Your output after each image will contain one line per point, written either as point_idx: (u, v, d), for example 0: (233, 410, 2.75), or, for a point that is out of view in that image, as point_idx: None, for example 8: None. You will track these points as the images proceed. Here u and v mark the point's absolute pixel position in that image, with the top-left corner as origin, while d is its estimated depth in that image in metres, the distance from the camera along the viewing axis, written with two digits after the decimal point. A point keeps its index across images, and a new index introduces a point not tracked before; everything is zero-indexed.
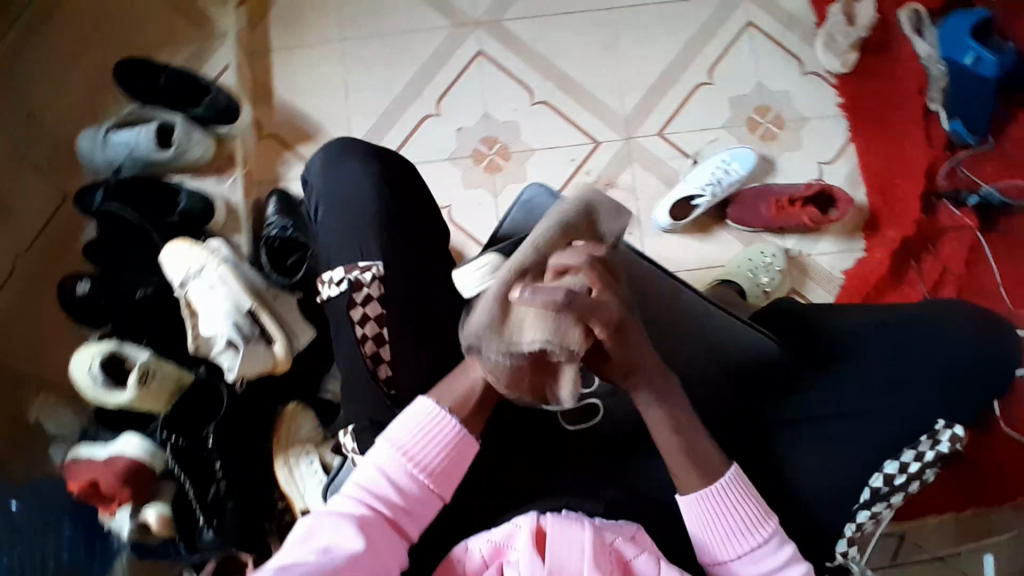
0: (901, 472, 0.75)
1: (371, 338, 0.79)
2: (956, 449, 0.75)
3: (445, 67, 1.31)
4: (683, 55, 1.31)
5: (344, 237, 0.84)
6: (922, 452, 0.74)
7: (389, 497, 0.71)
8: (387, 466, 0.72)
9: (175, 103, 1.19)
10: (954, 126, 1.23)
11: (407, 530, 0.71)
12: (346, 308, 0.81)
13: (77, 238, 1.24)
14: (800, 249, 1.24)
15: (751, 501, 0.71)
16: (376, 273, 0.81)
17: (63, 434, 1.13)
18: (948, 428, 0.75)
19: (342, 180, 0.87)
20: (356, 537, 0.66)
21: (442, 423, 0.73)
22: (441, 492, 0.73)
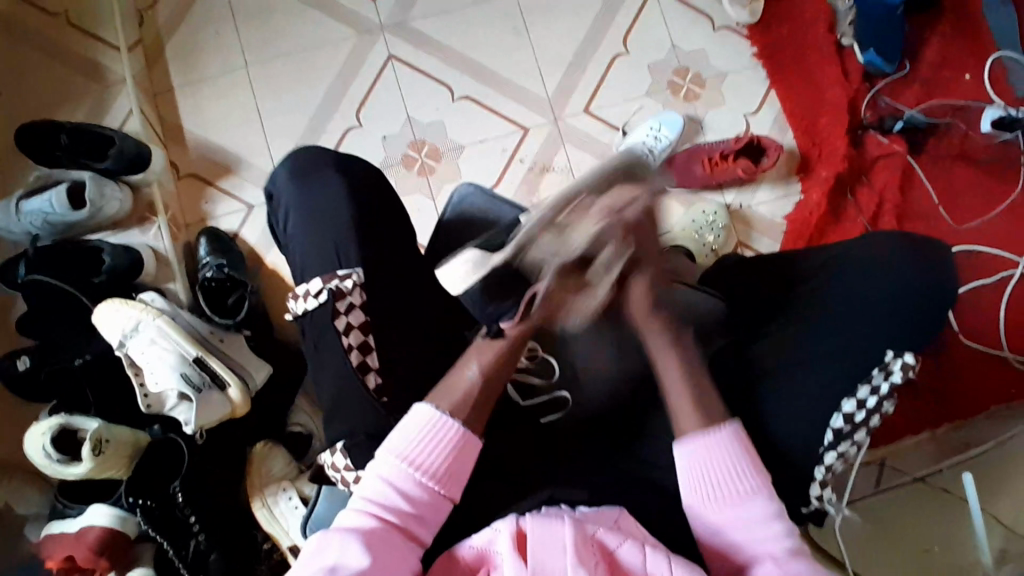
0: (861, 408, 0.77)
1: (357, 347, 0.79)
2: (909, 377, 0.77)
3: (358, 76, 1.28)
4: (595, 28, 1.30)
5: (320, 246, 0.82)
6: (876, 386, 0.77)
7: (398, 506, 0.70)
8: (392, 476, 0.71)
9: (82, 158, 1.13)
10: (869, 57, 1.25)
11: (419, 536, 0.70)
12: (330, 320, 0.79)
13: (10, 314, 1.19)
14: (740, 203, 1.25)
15: (746, 452, 0.74)
16: (357, 280, 0.80)
17: (33, 513, 1.11)
18: (898, 358, 0.77)
19: (318, 190, 0.85)
20: (364, 552, 0.65)
21: (443, 426, 0.74)
22: (451, 495, 0.73)
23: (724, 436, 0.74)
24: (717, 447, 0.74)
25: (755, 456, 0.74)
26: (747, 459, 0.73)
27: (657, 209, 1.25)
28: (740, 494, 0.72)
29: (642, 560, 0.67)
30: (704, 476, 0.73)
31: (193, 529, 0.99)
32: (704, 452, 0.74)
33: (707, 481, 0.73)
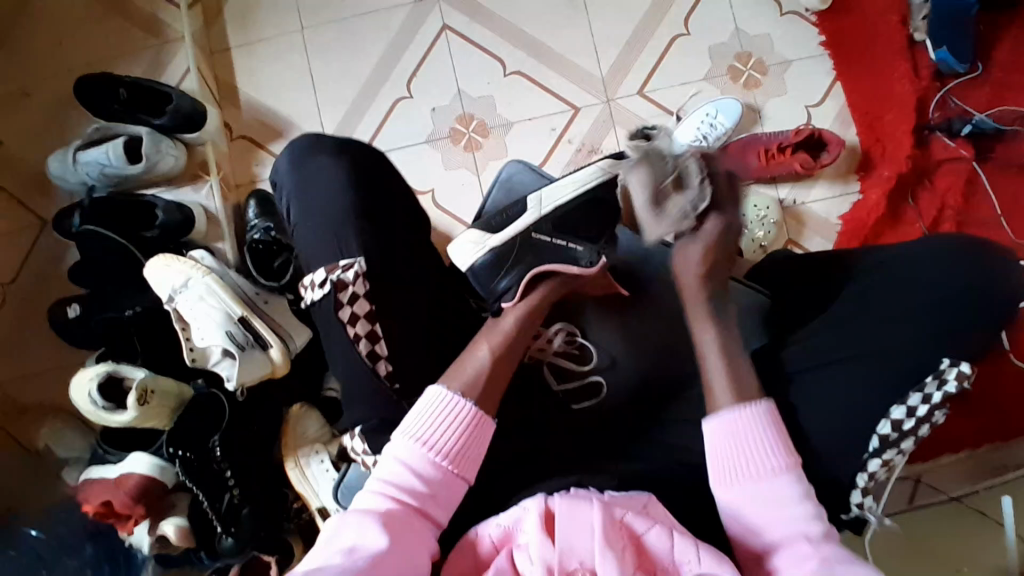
0: (910, 416, 0.73)
1: (365, 335, 0.80)
2: (963, 387, 0.73)
3: (411, 46, 1.27)
4: (656, 7, 1.26)
5: (325, 235, 0.82)
6: (928, 394, 0.72)
7: (415, 487, 0.70)
8: (408, 458, 0.71)
9: (140, 113, 1.15)
10: (942, 55, 1.18)
11: (435, 516, 0.70)
12: (333, 310, 0.80)
13: (61, 262, 1.23)
14: (795, 198, 1.21)
15: (779, 428, 0.72)
16: (359, 270, 0.81)
17: (75, 457, 1.15)
18: (954, 367, 0.72)
19: (316, 174, 0.85)
20: (381, 532, 0.64)
21: (455, 404, 0.74)
22: (465, 475, 0.72)
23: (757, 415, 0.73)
24: (746, 422, 0.72)
25: (787, 434, 0.72)
26: (779, 437, 0.71)
27: None
28: (766, 470, 0.69)
29: (671, 546, 0.65)
30: (731, 448, 0.72)
31: (228, 482, 1.01)
32: (730, 423, 0.73)
33: (731, 453, 0.71)
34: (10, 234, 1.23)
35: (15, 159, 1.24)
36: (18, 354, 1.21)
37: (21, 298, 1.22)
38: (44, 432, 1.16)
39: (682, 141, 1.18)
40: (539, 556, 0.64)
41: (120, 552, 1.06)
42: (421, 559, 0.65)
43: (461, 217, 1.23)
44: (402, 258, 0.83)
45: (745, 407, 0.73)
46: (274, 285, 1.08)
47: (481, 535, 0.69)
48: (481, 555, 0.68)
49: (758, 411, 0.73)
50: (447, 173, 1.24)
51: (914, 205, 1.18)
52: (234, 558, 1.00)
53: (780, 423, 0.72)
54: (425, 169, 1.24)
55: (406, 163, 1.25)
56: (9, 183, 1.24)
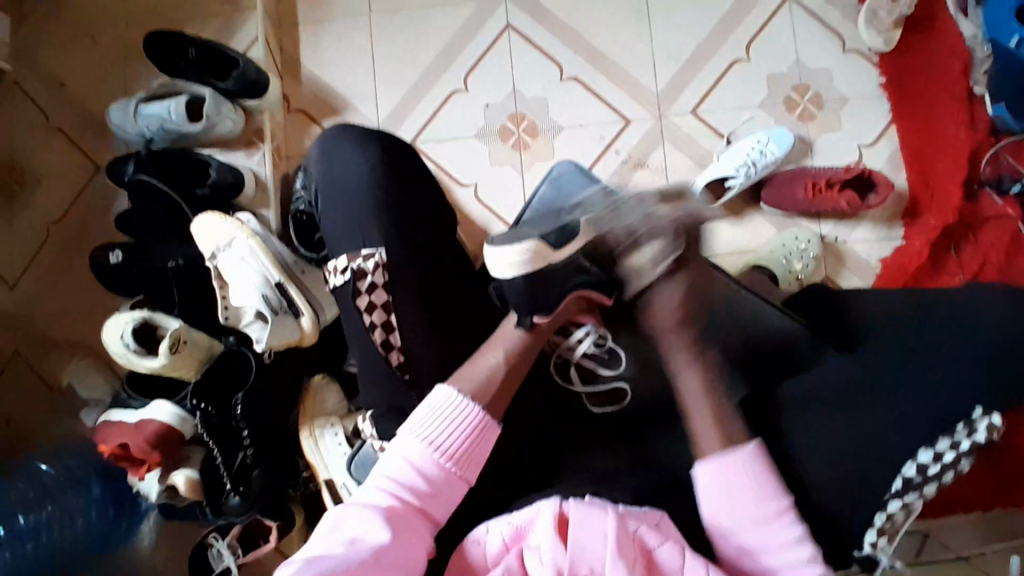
0: (936, 461, 0.68)
1: (380, 325, 0.78)
2: (992, 439, 0.68)
3: (473, 40, 1.29)
4: (720, 30, 1.27)
5: (349, 226, 0.82)
6: (958, 442, 0.67)
7: (417, 486, 0.68)
8: (414, 458, 0.69)
9: (206, 75, 1.17)
10: (999, 110, 1.16)
11: (435, 515, 0.68)
12: (352, 297, 0.78)
13: (109, 209, 1.26)
14: (836, 235, 1.20)
15: (769, 474, 0.69)
16: (379, 261, 0.79)
17: (97, 398, 1.18)
18: (986, 418, 0.67)
19: (344, 163, 0.85)
20: (385, 527, 0.63)
21: (464, 409, 0.71)
22: (466, 476, 0.70)
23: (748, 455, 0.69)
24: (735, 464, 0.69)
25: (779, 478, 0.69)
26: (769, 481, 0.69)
27: (745, 226, 1.22)
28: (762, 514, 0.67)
29: (680, 565, 0.63)
30: (721, 499, 0.69)
31: (243, 441, 1.02)
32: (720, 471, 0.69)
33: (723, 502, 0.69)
34: (65, 177, 1.27)
35: (79, 104, 1.28)
36: (53, 293, 1.24)
37: (64, 239, 1.25)
38: (69, 370, 1.20)
39: (730, 164, 1.18)
40: (550, 559, 0.61)
41: (127, 499, 1.09)
42: (419, 556, 0.65)
43: (501, 214, 1.24)
44: (442, 246, 0.83)
45: (731, 453, 0.69)
46: (314, 256, 1.08)
47: (489, 534, 0.65)
48: (488, 553, 0.65)
49: (744, 455, 0.69)
50: (492, 169, 1.25)
51: (957, 259, 1.17)
52: (240, 517, 1.03)
53: (769, 464, 0.69)
54: (470, 162, 1.26)
55: (453, 154, 1.26)
56: (71, 127, 1.28)
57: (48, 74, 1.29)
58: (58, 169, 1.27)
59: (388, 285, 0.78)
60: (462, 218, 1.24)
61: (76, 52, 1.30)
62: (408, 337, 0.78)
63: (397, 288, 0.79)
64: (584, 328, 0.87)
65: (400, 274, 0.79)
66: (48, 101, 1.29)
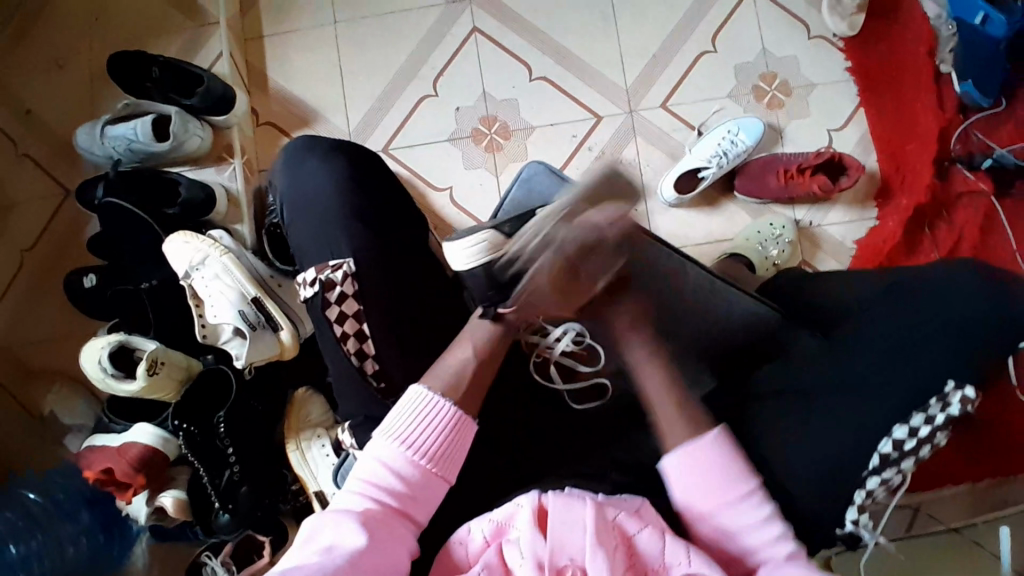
0: (912, 436, 0.69)
1: (353, 334, 0.77)
2: (967, 412, 0.69)
3: (441, 45, 1.29)
4: (685, 22, 1.27)
5: (318, 238, 0.81)
6: (931, 415, 0.68)
7: (394, 488, 0.67)
8: (389, 459, 0.68)
9: (172, 93, 1.16)
10: (966, 88, 1.17)
11: (415, 515, 0.67)
12: (321, 310, 0.78)
13: (81, 233, 1.24)
14: (811, 219, 1.22)
15: (736, 457, 0.69)
16: (348, 270, 0.78)
17: (79, 424, 1.17)
18: (958, 389, 0.68)
19: (309, 177, 0.85)
20: (360, 532, 0.63)
21: (436, 405, 0.70)
22: (445, 474, 0.69)
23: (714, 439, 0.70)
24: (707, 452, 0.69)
25: (745, 460, 0.69)
26: (736, 462, 0.69)
27: (721, 215, 1.22)
28: (730, 497, 0.68)
29: (661, 548, 0.63)
30: (695, 481, 0.69)
31: (229, 459, 1.01)
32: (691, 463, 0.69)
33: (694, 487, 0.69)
34: (35, 203, 1.25)
35: (45, 127, 1.27)
36: (29, 320, 1.22)
37: (38, 266, 1.24)
38: (49, 398, 1.18)
39: (701, 156, 1.19)
40: (529, 551, 0.61)
41: (116, 522, 1.08)
42: (400, 558, 0.64)
43: (478, 217, 1.24)
44: (412, 252, 0.83)
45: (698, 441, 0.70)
46: (290, 269, 1.09)
47: (472, 533, 0.65)
48: (470, 551, 0.64)
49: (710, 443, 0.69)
50: (467, 172, 1.25)
51: (931, 236, 1.18)
52: (230, 535, 1.03)
53: (733, 450, 0.70)
54: (445, 166, 1.26)
55: (427, 159, 1.26)
56: (38, 152, 1.26)
57: (12, 100, 1.28)
58: (27, 195, 1.25)
59: (359, 293, 0.78)
60: (439, 222, 1.24)
61: (40, 77, 1.28)
62: (384, 343, 0.78)
63: (370, 295, 0.78)
64: (561, 328, 0.89)
65: (373, 281, 0.79)
66: (14, 127, 1.27)
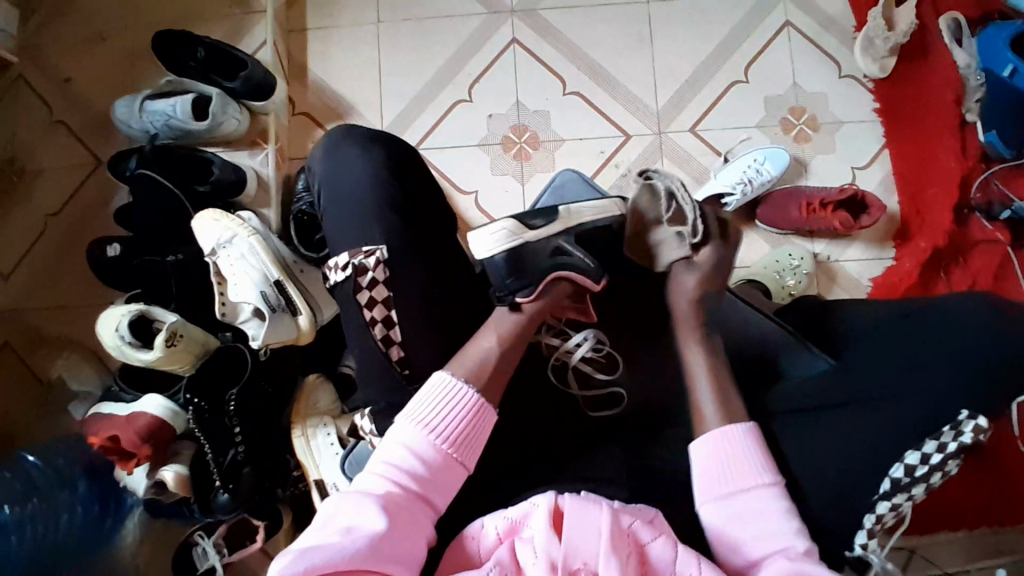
0: (923, 463, 0.68)
1: (380, 320, 0.78)
2: (978, 442, 0.69)
3: (478, 53, 1.32)
4: (719, 52, 1.30)
5: (353, 224, 0.82)
6: (945, 443, 0.68)
7: (416, 471, 0.68)
8: (412, 442, 0.69)
9: (213, 74, 1.18)
10: (990, 138, 1.20)
11: (435, 501, 0.68)
12: (353, 293, 0.79)
13: (109, 204, 1.26)
14: (829, 254, 1.23)
15: (763, 453, 0.70)
16: (380, 257, 0.80)
17: (85, 392, 1.17)
18: (971, 419, 0.68)
19: (346, 164, 0.86)
20: (380, 516, 0.63)
21: (459, 392, 0.71)
22: (464, 460, 0.70)
23: (748, 429, 0.72)
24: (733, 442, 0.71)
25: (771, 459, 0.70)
26: (762, 459, 0.70)
27: (741, 242, 1.24)
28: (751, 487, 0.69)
29: (673, 557, 0.63)
30: (714, 466, 0.71)
31: (235, 438, 1.02)
32: (718, 444, 0.71)
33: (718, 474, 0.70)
34: (64, 171, 1.27)
35: (85, 98, 1.29)
36: (49, 286, 1.23)
37: (63, 233, 1.25)
38: (61, 363, 1.19)
39: (725, 182, 1.20)
40: (543, 550, 0.61)
41: (112, 496, 1.07)
42: (418, 544, 0.64)
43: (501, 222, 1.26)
44: (438, 246, 0.83)
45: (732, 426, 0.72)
46: (314, 255, 1.11)
47: (485, 528, 0.65)
48: (482, 546, 0.64)
49: (741, 433, 0.71)
50: (494, 177, 1.27)
51: (947, 280, 1.19)
52: (226, 515, 1.02)
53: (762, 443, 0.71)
54: (472, 170, 1.28)
55: (455, 162, 1.28)
56: (75, 122, 1.28)
57: (53, 69, 1.30)
58: (59, 163, 1.27)
59: (390, 280, 0.79)
60: (461, 224, 1.26)
61: (82, 50, 1.31)
62: (409, 333, 0.79)
63: (399, 283, 0.79)
64: (582, 334, 0.86)
65: (403, 270, 0.80)
66: (51, 96, 1.29)
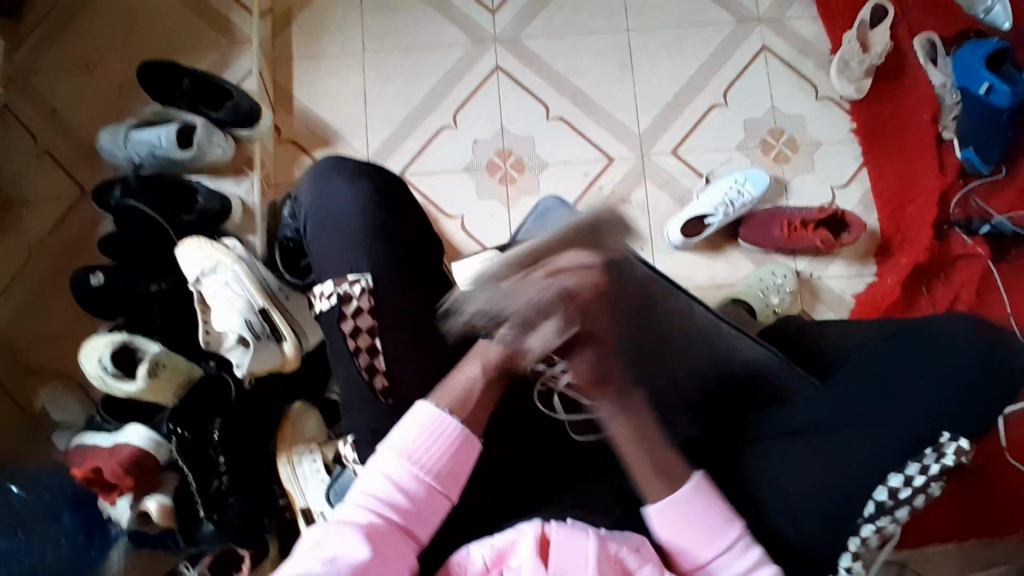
0: (906, 485, 0.68)
1: (365, 349, 0.78)
2: (962, 463, 0.68)
3: (464, 79, 1.34)
4: (699, 76, 1.33)
5: (338, 251, 0.83)
6: (927, 466, 0.67)
7: (397, 502, 0.67)
8: (394, 473, 0.68)
9: (199, 104, 1.20)
10: (967, 154, 1.22)
11: (416, 532, 0.67)
12: (336, 322, 0.79)
13: (93, 233, 1.26)
14: (812, 271, 1.24)
15: (714, 505, 0.70)
16: (364, 287, 0.80)
17: (69, 422, 1.14)
18: (953, 441, 0.67)
19: (331, 192, 0.87)
20: (363, 544, 0.62)
21: (443, 422, 0.70)
22: (447, 492, 0.69)
23: (688, 486, 0.70)
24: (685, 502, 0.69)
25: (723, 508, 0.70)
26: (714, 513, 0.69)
27: (725, 261, 1.25)
28: (714, 547, 0.68)
29: None
30: (679, 533, 0.69)
31: (219, 468, 1.02)
32: (671, 514, 0.69)
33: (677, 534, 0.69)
34: (49, 200, 1.27)
35: (71, 127, 1.29)
36: (31, 315, 1.22)
37: (45, 262, 1.24)
38: (40, 394, 1.17)
39: (708, 203, 1.22)
40: None
41: (98, 525, 1.04)
42: (400, 573, 0.64)
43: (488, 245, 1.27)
44: (419, 272, 0.83)
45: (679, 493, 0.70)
46: (299, 283, 1.09)
47: (472, 555, 0.63)
48: (470, 575, 0.63)
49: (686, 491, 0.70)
50: (479, 201, 1.28)
51: (929, 296, 1.20)
52: (210, 547, 1.01)
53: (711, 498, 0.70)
54: (459, 195, 1.29)
55: (441, 186, 1.29)
56: (60, 152, 1.29)
57: (38, 100, 1.31)
58: (44, 192, 1.27)
59: (374, 309, 0.79)
60: (448, 248, 1.26)
61: (68, 81, 1.31)
62: (394, 360, 0.78)
63: (383, 310, 0.79)
64: None
65: (386, 297, 0.80)
66: (37, 126, 1.30)
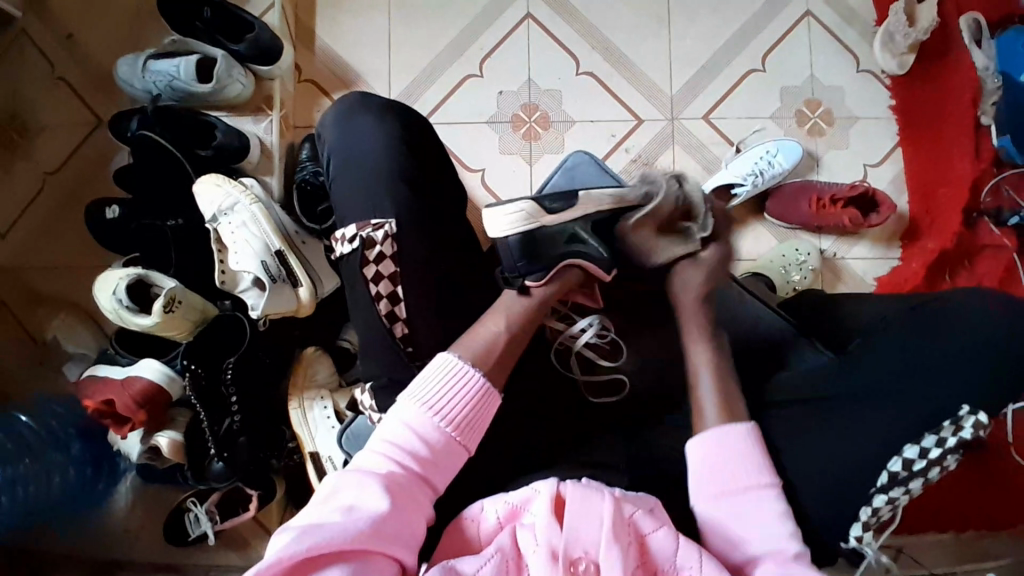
0: (921, 457, 0.68)
1: (386, 296, 0.78)
2: (978, 437, 0.68)
3: (492, 27, 1.28)
4: (738, 39, 1.27)
5: (361, 198, 0.81)
6: (943, 438, 0.68)
7: (417, 452, 0.67)
8: (414, 422, 0.68)
9: (219, 36, 1.15)
10: (1004, 142, 1.17)
11: (435, 482, 0.68)
12: (359, 266, 0.78)
13: (106, 166, 1.23)
14: (836, 250, 1.22)
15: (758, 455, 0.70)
16: (388, 231, 0.78)
17: (81, 354, 1.16)
18: (972, 415, 0.68)
19: (354, 134, 0.84)
20: (382, 495, 0.63)
21: (465, 374, 0.71)
22: (466, 443, 0.70)
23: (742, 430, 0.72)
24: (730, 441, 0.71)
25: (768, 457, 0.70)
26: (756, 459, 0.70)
27: (747, 234, 1.23)
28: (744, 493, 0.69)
29: (674, 550, 0.63)
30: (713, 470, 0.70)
31: (231, 406, 1.02)
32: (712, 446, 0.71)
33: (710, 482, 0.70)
34: (63, 129, 1.24)
35: (87, 54, 1.26)
36: (44, 244, 1.21)
37: (60, 192, 1.23)
38: (55, 324, 1.18)
39: (736, 172, 1.19)
40: (544, 538, 0.62)
41: (105, 458, 1.07)
42: (417, 525, 0.64)
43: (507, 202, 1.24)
44: (440, 224, 0.81)
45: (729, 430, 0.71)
46: (317, 228, 1.08)
47: (485, 512, 0.65)
48: (483, 530, 0.65)
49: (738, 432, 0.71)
50: (501, 157, 1.25)
51: (951, 283, 1.18)
52: (220, 484, 1.04)
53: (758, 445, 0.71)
54: (479, 148, 1.26)
55: (463, 139, 1.26)
56: (75, 79, 1.25)
57: (53, 22, 1.26)
58: (58, 121, 1.24)
59: (397, 256, 0.78)
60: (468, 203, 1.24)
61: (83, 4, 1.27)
62: (413, 311, 0.78)
63: (404, 260, 0.78)
64: (587, 319, 0.87)
65: (407, 247, 0.78)
66: (51, 50, 1.26)
